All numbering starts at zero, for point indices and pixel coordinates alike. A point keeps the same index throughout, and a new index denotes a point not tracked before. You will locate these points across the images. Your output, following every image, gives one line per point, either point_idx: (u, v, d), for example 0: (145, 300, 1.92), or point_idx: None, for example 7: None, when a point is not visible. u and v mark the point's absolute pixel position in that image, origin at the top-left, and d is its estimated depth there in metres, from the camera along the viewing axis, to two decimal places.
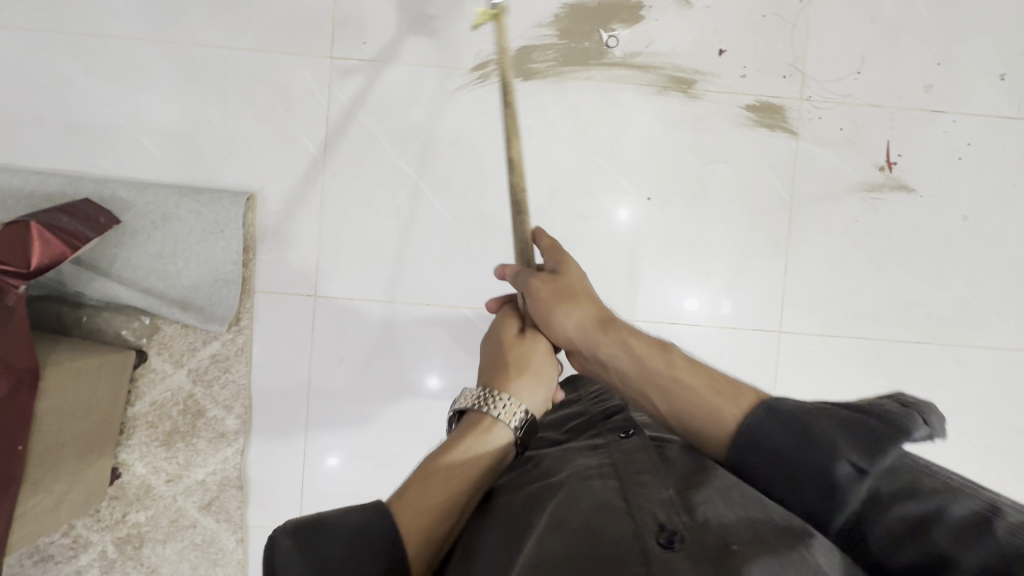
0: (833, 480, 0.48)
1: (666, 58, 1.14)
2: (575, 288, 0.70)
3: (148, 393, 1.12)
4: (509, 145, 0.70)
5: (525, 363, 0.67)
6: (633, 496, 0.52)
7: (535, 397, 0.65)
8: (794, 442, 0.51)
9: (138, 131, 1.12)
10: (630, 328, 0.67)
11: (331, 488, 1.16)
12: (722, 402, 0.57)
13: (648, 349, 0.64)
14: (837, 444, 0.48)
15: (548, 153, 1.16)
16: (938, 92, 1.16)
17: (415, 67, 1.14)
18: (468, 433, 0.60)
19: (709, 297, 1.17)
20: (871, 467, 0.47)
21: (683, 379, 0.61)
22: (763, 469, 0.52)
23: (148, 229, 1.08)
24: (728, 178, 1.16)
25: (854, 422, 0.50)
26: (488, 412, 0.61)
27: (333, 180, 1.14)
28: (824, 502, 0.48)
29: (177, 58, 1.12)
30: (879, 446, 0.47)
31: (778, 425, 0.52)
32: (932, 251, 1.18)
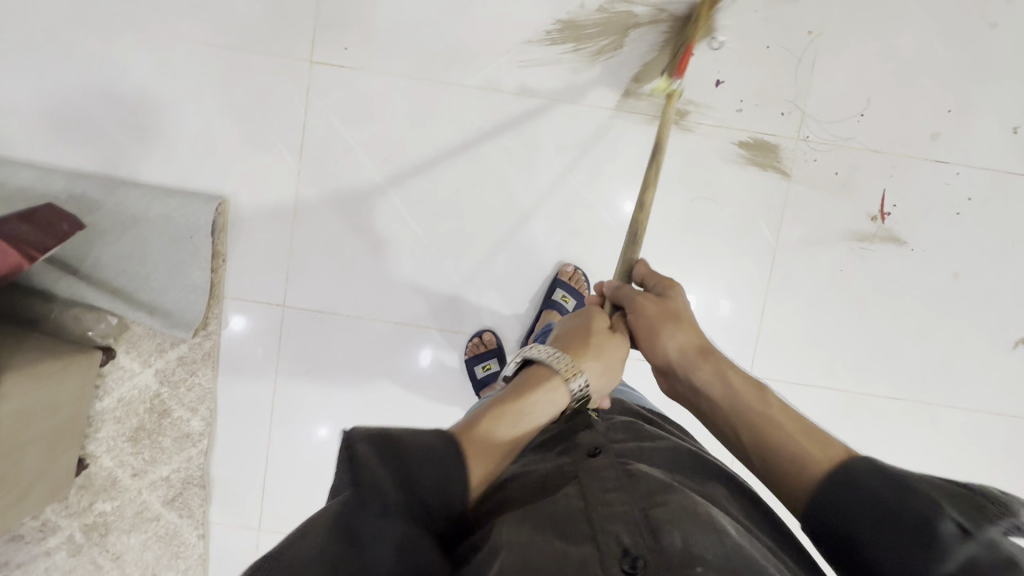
0: (932, 536, 0.45)
1: (659, 85, 1.09)
2: (680, 315, 0.68)
3: (116, 389, 1.13)
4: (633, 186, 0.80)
5: (605, 348, 0.64)
6: (598, 520, 0.51)
7: (598, 380, 0.63)
8: (895, 493, 0.48)
9: (111, 125, 1.10)
10: (727, 361, 0.65)
11: (311, 457, 1.17)
12: (814, 449, 0.55)
13: (744, 383, 0.62)
14: (943, 505, 0.46)
15: (530, 177, 1.12)
16: (946, 141, 1.10)
17: (397, 77, 1.09)
18: (535, 384, 0.60)
19: (706, 296, 1.14)
20: (975, 530, 0.45)
21: (774, 416, 0.59)
22: (856, 509, 0.49)
23: (119, 229, 1.07)
24: (713, 216, 1.12)
25: (959, 491, 0.48)
26: (557, 369, 0.60)
27: (308, 189, 1.12)
28: (913, 555, 0.45)
29: (153, 52, 1.08)
30: (982, 516, 0.46)
31: (876, 474, 0.50)
32: (917, 308, 1.15)
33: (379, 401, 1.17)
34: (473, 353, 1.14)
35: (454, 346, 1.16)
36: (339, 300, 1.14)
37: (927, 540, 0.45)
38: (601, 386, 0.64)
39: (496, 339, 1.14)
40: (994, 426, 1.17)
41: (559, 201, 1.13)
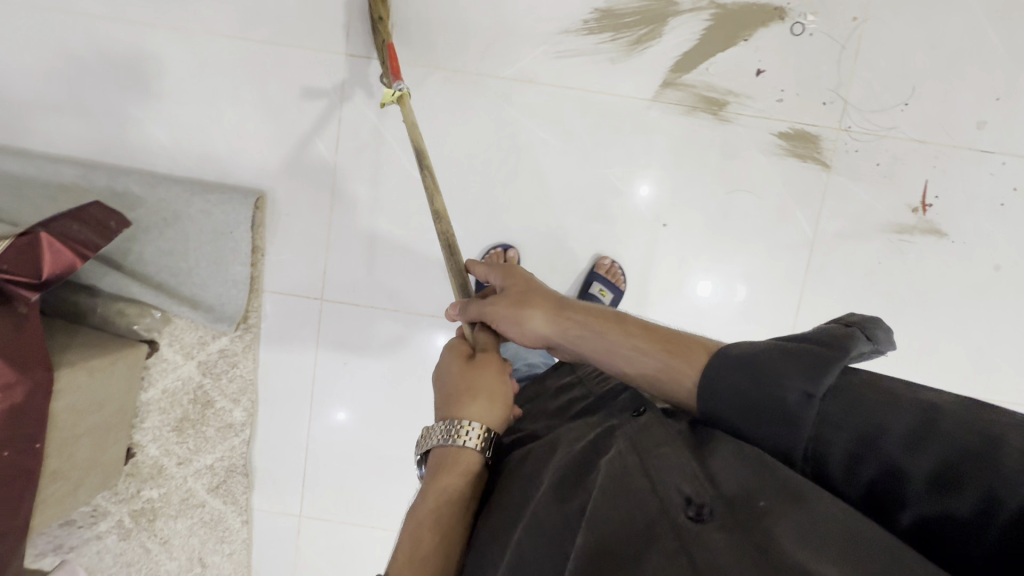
0: (787, 410, 0.46)
1: (698, 76, 1.07)
2: (527, 292, 0.66)
3: (160, 380, 1.16)
4: (432, 198, 0.83)
5: (480, 383, 0.63)
6: (653, 467, 0.48)
7: (492, 414, 0.62)
8: (746, 378, 0.49)
9: (149, 120, 1.10)
10: (583, 309, 0.63)
11: (334, 439, 1.20)
12: (684, 366, 0.55)
13: (602, 321, 0.61)
14: (784, 373, 0.47)
15: (566, 171, 1.11)
16: (992, 131, 1.08)
17: (432, 70, 1.08)
18: (436, 472, 0.59)
19: (724, 281, 1.14)
20: (817, 390, 0.46)
21: (642, 347, 0.58)
22: (726, 403, 0.50)
23: (160, 226, 1.08)
24: (751, 209, 1.11)
25: (797, 348, 0.48)
26: (452, 443, 0.60)
27: (344, 184, 1.12)
28: (777, 430, 0.47)
29: (188, 46, 1.08)
30: (822, 368, 0.46)
31: (731, 363, 0.51)
32: (955, 301, 1.14)
33: (414, 381, 1.18)
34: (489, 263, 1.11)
35: None
36: (377, 292, 1.15)
37: (788, 417, 0.46)
38: (500, 412, 0.62)
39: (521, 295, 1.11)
40: None
41: (594, 194, 1.12)
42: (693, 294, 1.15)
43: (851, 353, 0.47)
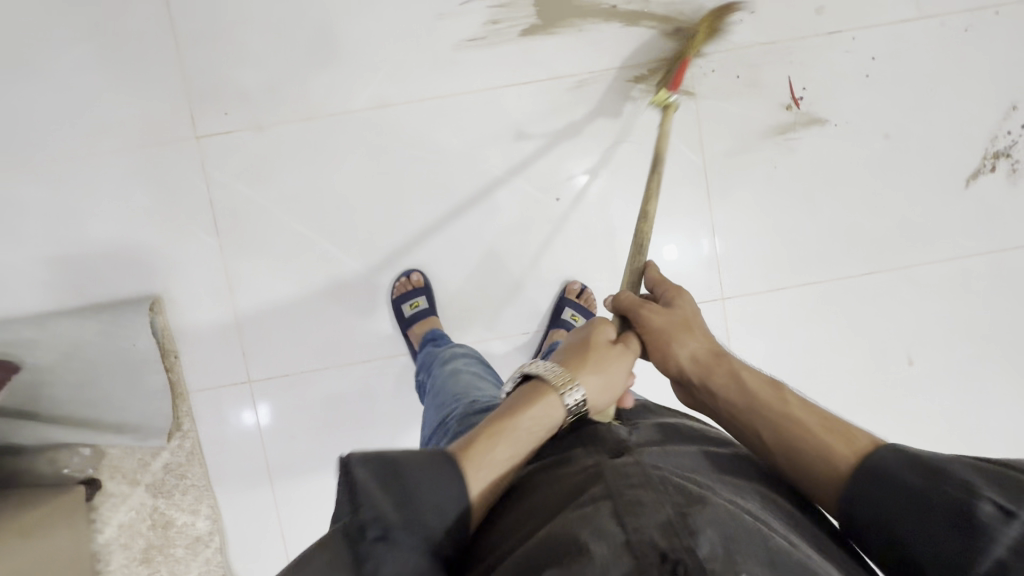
0: (971, 517, 0.44)
1: (540, 50, 1.09)
2: (690, 322, 0.71)
3: (113, 517, 1.10)
4: (646, 199, 0.84)
5: (605, 362, 0.67)
6: (629, 518, 0.47)
7: (599, 394, 0.65)
8: (918, 472, 0.48)
9: (25, 263, 1.08)
10: (742, 364, 0.66)
11: (261, 517, 1.13)
12: (837, 443, 0.55)
13: (762, 386, 0.62)
14: (976, 483, 0.46)
15: (446, 179, 1.11)
16: (831, 12, 1.10)
17: (289, 124, 1.08)
18: (533, 397, 0.62)
19: (691, 241, 1.13)
20: (1018, 509, 0.44)
21: (796, 413, 0.59)
22: (887, 500, 0.49)
23: (62, 360, 1.04)
24: (636, 156, 1.11)
25: (994, 470, 0.47)
26: (552, 384, 0.63)
27: (236, 261, 1.10)
28: (952, 533, 0.45)
29: (42, 181, 1.07)
30: (1023, 492, 0.45)
31: (900, 459, 0.50)
32: (861, 180, 1.13)
33: (366, 430, 1.15)
34: (399, 292, 1.10)
35: None
36: (301, 357, 1.12)
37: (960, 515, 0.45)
38: (601, 397, 0.66)
39: (423, 278, 1.12)
40: (978, 269, 1.15)
41: (481, 193, 1.11)
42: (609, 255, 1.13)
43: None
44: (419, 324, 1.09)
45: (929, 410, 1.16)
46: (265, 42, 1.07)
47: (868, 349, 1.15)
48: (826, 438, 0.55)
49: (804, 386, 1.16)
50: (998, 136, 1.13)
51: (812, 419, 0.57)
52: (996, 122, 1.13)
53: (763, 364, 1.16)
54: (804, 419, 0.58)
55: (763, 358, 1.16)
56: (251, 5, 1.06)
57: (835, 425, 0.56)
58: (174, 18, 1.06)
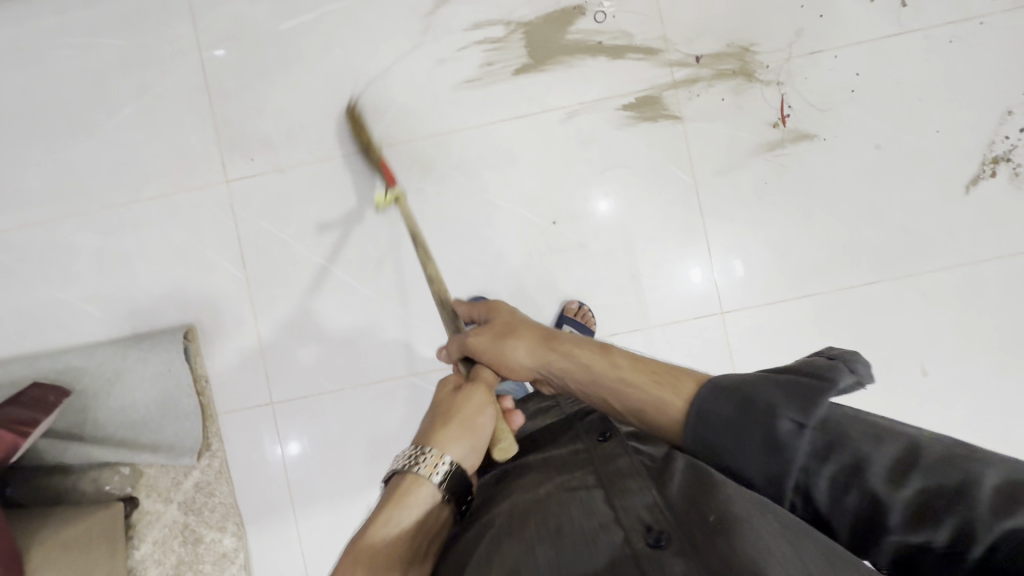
0: (777, 437, 0.51)
1: (532, 86, 1.17)
2: (513, 325, 0.75)
3: (149, 534, 1.18)
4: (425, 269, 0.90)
5: (461, 412, 0.67)
6: (619, 502, 0.58)
7: (467, 441, 0.65)
8: (736, 408, 0.55)
9: (79, 299, 1.21)
10: (569, 339, 0.71)
11: (283, 534, 1.19)
12: (665, 394, 0.62)
13: (593, 355, 0.69)
14: (777, 407, 0.53)
15: (449, 208, 1.19)
16: (812, 34, 1.14)
17: (306, 166, 1.19)
18: (399, 493, 0.61)
19: (719, 261, 1.16)
20: (807, 419, 0.51)
21: (625, 376, 0.65)
22: (717, 433, 0.55)
23: (107, 385, 1.15)
24: (628, 179, 1.17)
25: (789, 381, 0.55)
26: (417, 471, 0.62)
27: (260, 291, 1.20)
28: (773, 459, 0.51)
29: (94, 226, 1.21)
30: (809, 400, 0.52)
31: (715, 396, 0.57)
32: (855, 191, 1.15)
33: (379, 450, 1.19)
34: None
35: (435, 385, 1.19)
36: (319, 380, 1.19)
37: (772, 441, 0.52)
38: (474, 441, 0.66)
39: (475, 300, 1.17)
40: (987, 275, 1.13)
41: (482, 220, 1.18)
42: (606, 274, 1.17)
43: (839, 385, 0.54)
44: None
45: (946, 421, 1.12)
46: (285, 95, 1.19)
47: (877, 360, 1.14)
48: (654, 393, 0.62)
49: None
50: (996, 141, 1.13)
51: (636, 373, 0.65)
52: (992, 129, 1.13)
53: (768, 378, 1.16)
54: (633, 376, 0.65)
55: (767, 371, 1.16)
56: (274, 62, 1.19)
57: (655, 376, 0.64)
58: (209, 78, 1.20)
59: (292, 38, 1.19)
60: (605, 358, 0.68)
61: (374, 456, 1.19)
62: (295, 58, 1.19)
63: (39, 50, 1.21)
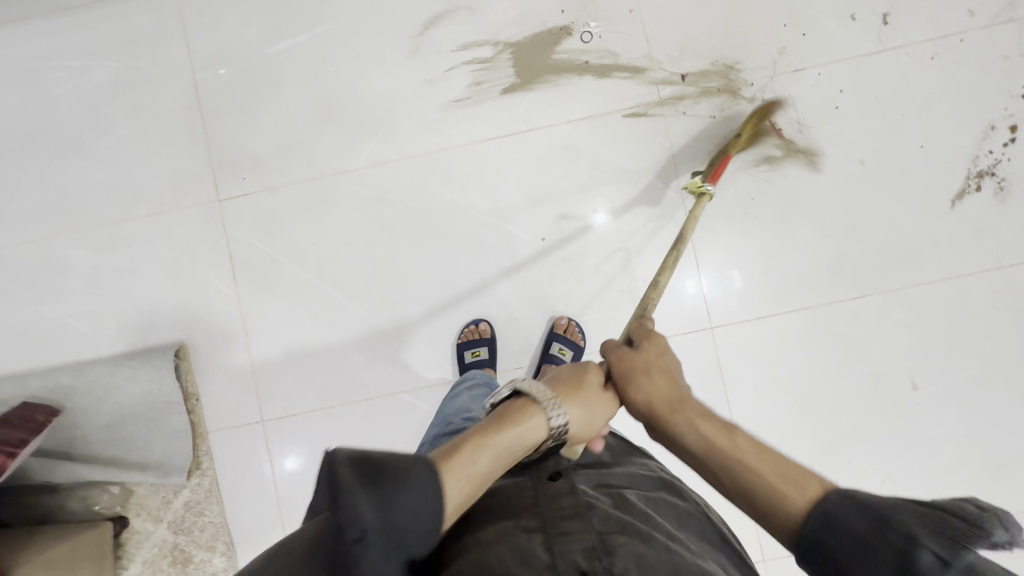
0: (913, 563, 0.47)
1: (519, 104, 1.18)
2: (652, 367, 0.79)
3: (138, 553, 1.18)
4: (659, 273, 0.93)
5: (586, 400, 0.75)
6: (559, 546, 0.56)
7: (575, 425, 0.73)
8: (871, 525, 0.51)
9: (69, 317, 1.21)
10: (697, 410, 0.72)
11: None
12: (793, 490, 0.59)
13: (717, 431, 0.68)
14: (919, 534, 0.49)
15: (437, 225, 1.19)
16: (794, 52, 1.16)
17: (297, 185, 1.21)
18: (519, 414, 0.69)
19: (716, 273, 1.16)
20: (955, 557, 0.47)
21: (745, 459, 0.64)
22: (838, 539, 0.53)
23: (96, 404, 1.15)
24: (616, 195, 1.18)
25: (936, 517, 0.51)
26: (542, 404, 0.71)
27: (251, 309, 1.21)
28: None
29: (85, 244, 1.22)
30: (957, 541, 0.48)
31: (853, 508, 0.54)
32: (840, 206, 1.15)
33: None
34: (465, 339, 1.17)
35: (425, 403, 1.19)
36: (311, 398, 1.20)
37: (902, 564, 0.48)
38: (579, 429, 0.73)
39: (490, 329, 1.18)
40: (973, 288, 1.13)
41: (472, 236, 1.19)
42: (595, 289, 1.18)
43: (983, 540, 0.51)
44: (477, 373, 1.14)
45: (935, 435, 1.12)
46: (276, 115, 1.21)
47: (865, 374, 1.14)
48: (775, 482, 0.61)
49: (802, 414, 1.15)
50: (979, 156, 1.14)
51: (759, 464, 0.63)
52: (974, 143, 1.14)
53: (758, 392, 1.15)
54: (751, 465, 0.64)
55: (756, 386, 1.16)
56: (265, 84, 1.21)
57: (784, 474, 0.61)
58: (201, 98, 1.22)
59: (282, 60, 1.21)
60: (730, 440, 0.67)
61: None
62: (285, 78, 1.21)
63: (34, 72, 1.23)
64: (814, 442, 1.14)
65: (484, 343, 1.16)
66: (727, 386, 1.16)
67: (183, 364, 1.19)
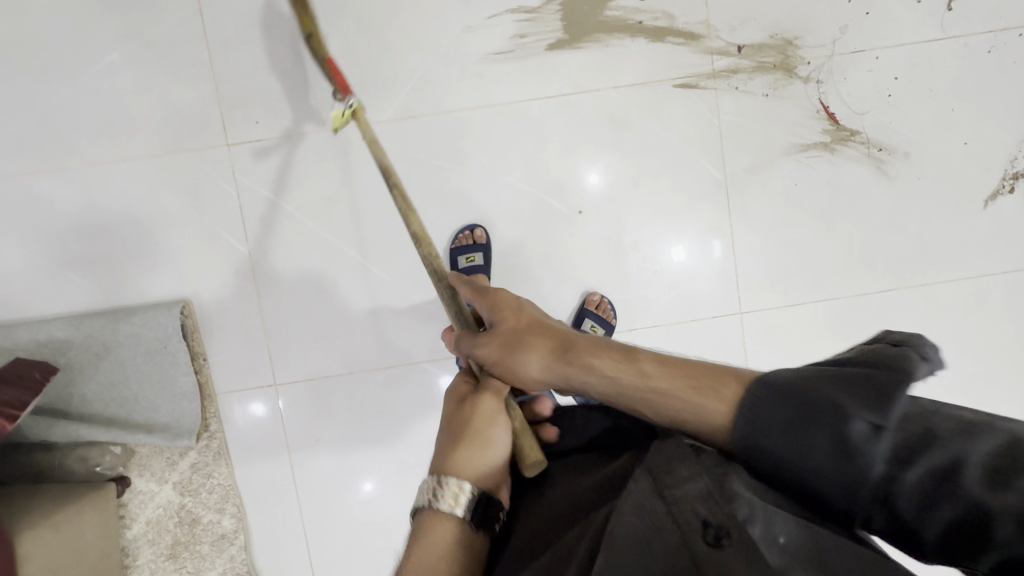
0: (848, 441, 0.44)
1: (566, 64, 1.10)
2: (517, 331, 0.68)
3: (141, 513, 1.14)
4: (408, 220, 0.81)
5: (473, 426, 0.66)
6: (671, 492, 0.48)
7: (489, 460, 0.64)
8: (796, 408, 0.47)
9: (57, 264, 1.10)
10: (587, 349, 0.63)
11: (285, 515, 1.16)
12: (711, 399, 0.53)
13: (614, 363, 0.60)
14: (844, 405, 0.45)
15: (470, 189, 1.13)
16: (856, 32, 1.11)
17: (318, 134, 1.10)
18: (426, 539, 0.59)
19: (696, 243, 1.15)
20: (884, 420, 0.44)
21: (658, 385, 0.57)
22: (774, 439, 0.48)
23: (94, 361, 1.07)
24: (658, 170, 1.13)
25: (849, 375, 0.47)
26: (437, 507, 0.60)
27: (264, 267, 1.12)
28: (838, 463, 0.45)
29: (73, 183, 1.10)
30: (883, 393, 0.45)
31: (780, 397, 0.49)
32: (881, 197, 1.14)
33: (387, 436, 1.17)
34: (460, 244, 1.11)
35: (447, 373, 1.16)
36: (328, 363, 1.15)
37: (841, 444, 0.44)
38: (493, 459, 0.64)
39: (486, 235, 1.12)
40: (993, 287, 1.16)
41: (505, 204, 1.13)
42: (629, 267, 1.15)
43: (911, 374, 0.47)
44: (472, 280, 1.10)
45: None
46: (295, 53, 1.09)
47: None
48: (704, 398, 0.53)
49: None
50: (1019, 156, 1.14)
51: (676, 383, 0.56)
52: (1016, 144, 1.14)
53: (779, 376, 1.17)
54: (669, 389, 0.56)
55: (777, 371, 1.17)
56: (282, 14, 1.08)
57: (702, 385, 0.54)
58: (209, 25, 1.07)
59: None
60: (630, 370, 0.59)
61: (382, 442, 1.17)
62: None
63: None
64: None
65: (480, 249, 1.11)
66: (750, 371, 1.17)
67: (190, 320, 1.12)
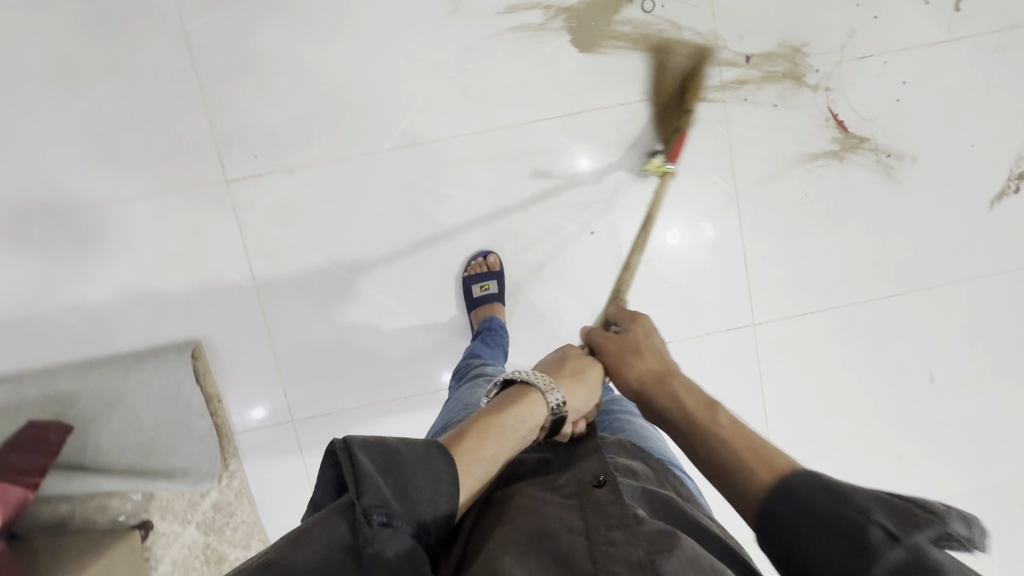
0: (861, 538, 0.45)
1: (571, 81, 1.07)
2: (639, 346, 0.77)
3: (166, 555, 1.12)
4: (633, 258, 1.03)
5: (580, 372, 0.75)
6: (601, 556, 0.48)
7: (573, 400, 0.71)
8: (826, 494, 0.49)
9: (57, 311, 1.07)
10: (681, 388, 0.69)
11: None
12: (759, 465, 0.55)
13: (697, 406, 0.65)
14: (871, 509, 0.46)
15: (478, 214, 1.10)
16: (864, 36, 1.09)
17: (319, 165, 1.07)
18: (518, 401, 0.66)
19: (688, 226, 1.13)
20: (902, 534, 0.44)
21: (724, 438, 0.60)
22: (792, 515, 0.50)
23: (106, 411, 1.05)
24: (670, 186, 1.11)
25: (893, 499, 0.48)
26: (538, 386, 0.68)
27: (273, 303, 1.10)
28: (841, 553, 0.45)
29: (67, 228, 1.05)
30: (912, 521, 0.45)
31: (812, 480, 0.51)
32: (890, 202, 1.14)
33: None
34: (473, 272, 1.09)
35: None
36: (344, 396, 1.14)
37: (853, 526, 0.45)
38: (575, 400, 0.71)
39: (499, 261, 1.11)
40: (998, 286, 1.18)
41: (515, 227, 1.11)
42: (643, 284, 1.14)
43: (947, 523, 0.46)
44: (485, 307, 1.08)
45: (945, 421, 1.21)
46: (289, 82, 1.04)
47: (892, 367, 1.19)
48: (748, 456, 0.57)
49: (830, 404, 1.20)
50: None
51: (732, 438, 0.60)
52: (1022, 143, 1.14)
53: (792, 383, 1.19)
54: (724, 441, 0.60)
55: (791, 378, 1.19)
56: (274, 41, 1.03)
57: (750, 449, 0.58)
58: (197, 56, 1.02)
59: (294, 14, 1.03)
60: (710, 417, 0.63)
61: None
62: (300, 36, 1.03)
63: None
64: (837, 429, 1.21)
65: (494, 276, 1.09)
66: (764, 381, 1.19)
67: (200, 360, 1.09)
